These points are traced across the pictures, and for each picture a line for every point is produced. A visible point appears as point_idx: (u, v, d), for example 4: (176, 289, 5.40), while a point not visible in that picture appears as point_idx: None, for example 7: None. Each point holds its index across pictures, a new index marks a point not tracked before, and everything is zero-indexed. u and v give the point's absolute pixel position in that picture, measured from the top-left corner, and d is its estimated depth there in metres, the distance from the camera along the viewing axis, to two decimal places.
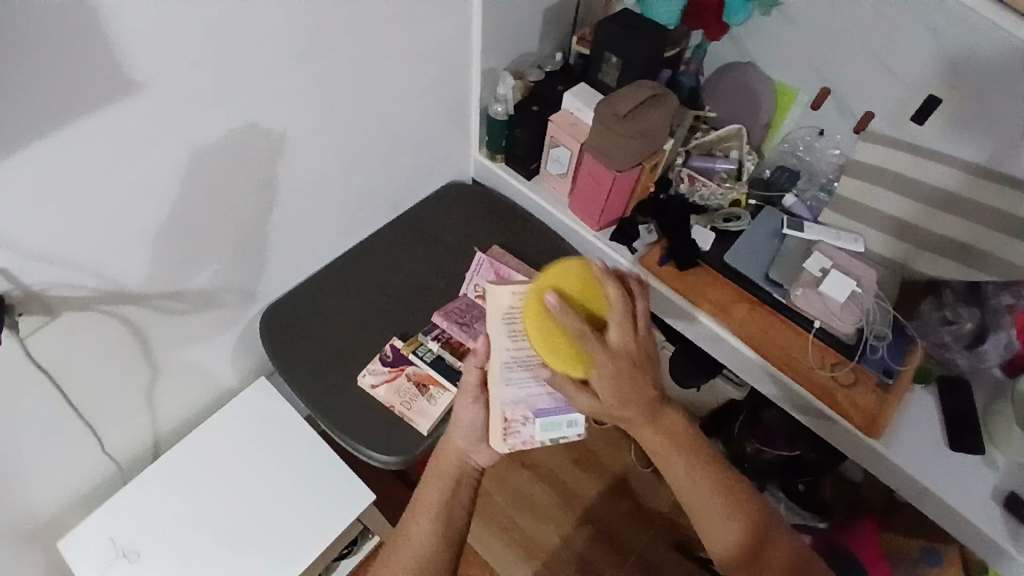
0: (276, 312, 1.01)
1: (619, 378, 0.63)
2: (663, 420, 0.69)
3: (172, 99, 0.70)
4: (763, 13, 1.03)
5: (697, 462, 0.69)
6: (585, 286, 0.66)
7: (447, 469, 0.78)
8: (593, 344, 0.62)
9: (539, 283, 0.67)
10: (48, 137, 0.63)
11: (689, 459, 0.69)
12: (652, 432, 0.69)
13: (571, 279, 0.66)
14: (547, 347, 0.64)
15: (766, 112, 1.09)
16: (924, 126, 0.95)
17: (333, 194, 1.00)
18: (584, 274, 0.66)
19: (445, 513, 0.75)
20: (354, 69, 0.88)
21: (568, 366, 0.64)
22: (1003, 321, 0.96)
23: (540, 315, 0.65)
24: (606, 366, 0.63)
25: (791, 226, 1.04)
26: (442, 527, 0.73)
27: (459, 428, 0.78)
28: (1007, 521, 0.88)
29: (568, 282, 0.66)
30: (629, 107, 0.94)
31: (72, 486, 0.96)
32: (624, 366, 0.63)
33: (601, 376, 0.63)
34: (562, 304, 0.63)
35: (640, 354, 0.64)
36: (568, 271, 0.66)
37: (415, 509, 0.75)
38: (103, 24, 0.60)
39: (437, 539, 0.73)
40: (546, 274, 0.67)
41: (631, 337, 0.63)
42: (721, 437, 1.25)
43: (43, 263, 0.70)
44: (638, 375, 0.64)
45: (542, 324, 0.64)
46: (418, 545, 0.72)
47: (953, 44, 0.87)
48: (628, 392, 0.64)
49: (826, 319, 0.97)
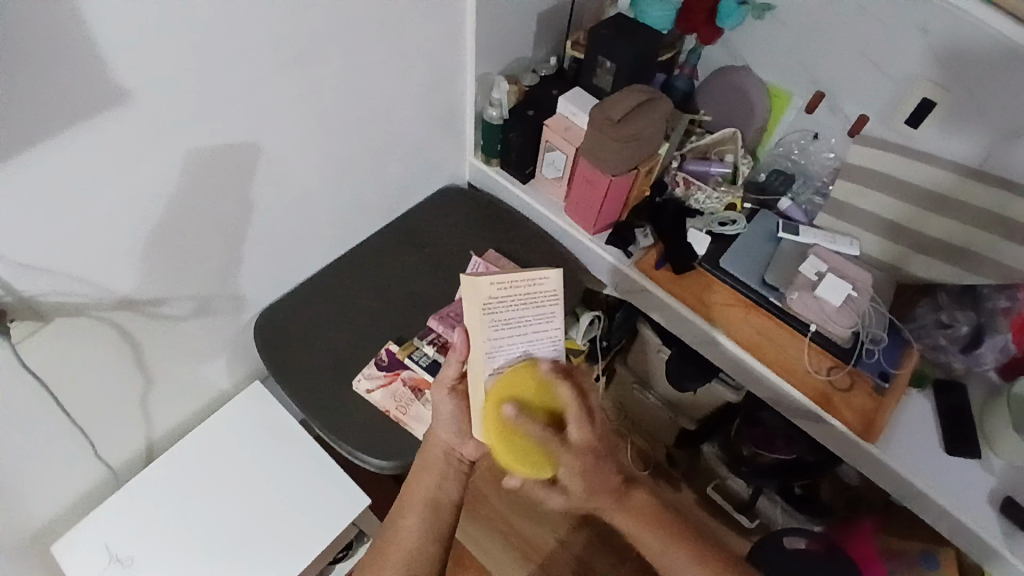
0: (271, 317, 1.01)
1: (584, 469, 0.69)
2: (630, 496, 0.79)
3: (162, 105, 0.70)
4: (756, 16, 1.03)
5: (669, 540, 0.77)
6: (538, 391, 0.65)
7: (433, 466, 0.80)
8: (558, 445, 0.66)
9: (492, 395, 0.65)
10: (38, 145, 0.63)
11: (656, 530, 0.78)
12: (622, 512, 0.78)
13: (524, 389, 0.65)
14: (513, 455, 0.66)
15: (760, 116, 1.09)
16: (919, 128, 0.95)
17: (327, 198, 1.00)
18: (535, 379, 0.65)
19: (433, 504, 0.78)
20: (345, 74, 0.88)
21: (535, 470, 0.67)
22: (998, 324, 0.94)
23: (510, 440, 0.65)
24: (572, 469, 0.68)
25: (786, 230, 1.04)
26: (431, 519, 0.77)
27: (442, 426, 0.79)
28: (1004, 524, 0.88)
29: (522, 392, 0.65)
30: (623, 112, 0.95)
31: (66, 491, 0.96)
32: (589, 459, 0.69)
33: (568, 474, 0.69)
34: (521, 417, 0.64)
35: (601, 447, 0.70)
36: (522, 375, 0.65)
37: (403, 507, 0.78)
38: (90, 32, 0.60)
39: (425, 536, 0.76)
40: (495, 384, 0.65)
41: (590, 433, 0.68)
42: (718, 441, 1.27)
43: (35, 270, 0.70)
44: (603, 462, 0.71)
45: (509, 444, 0.65)
46: (405, 545, 0.75)
47: (946, 46, 0.87)
48: (596, 483, 0.72)
49: (821, 322, 0.97)
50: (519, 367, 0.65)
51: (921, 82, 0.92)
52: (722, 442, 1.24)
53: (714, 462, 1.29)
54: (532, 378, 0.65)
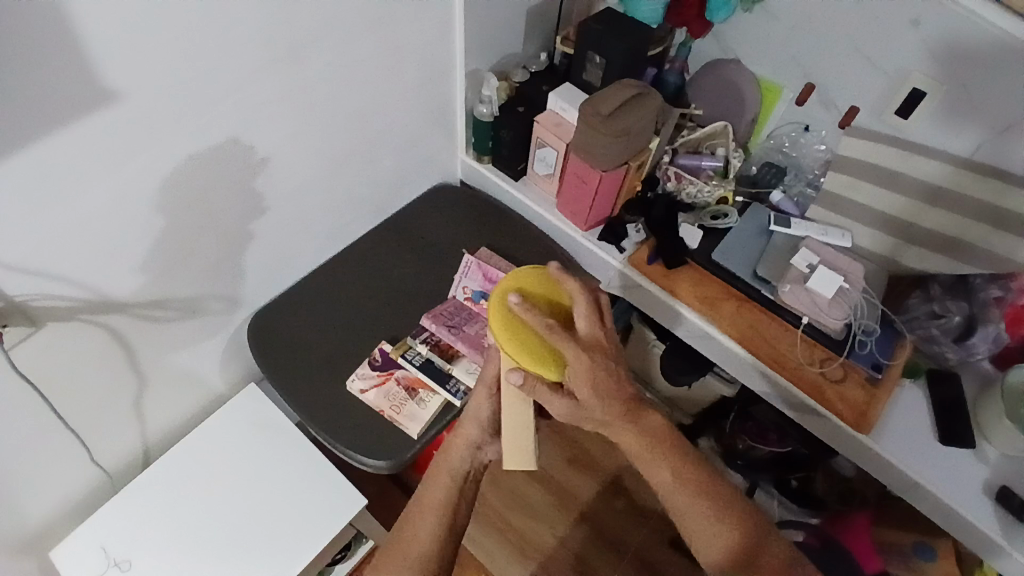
0: (264, 318, 1.01)
1: (592, 370, 0.66)
2: (641, 417, 0.73)
3: (150, 108, 0.70)
4: (745, 10, 1.03)
5: (683, 463, 0.72)
6: (545, 289, 0.72)
7: (453, 466, 0.80)
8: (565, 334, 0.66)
9: (504, 285, 0.71)
10: (28, 149, 0.63)
11: (673, 459, 0.73)
12: (632, 430, 0.72)
13: (533, 281, 0.72)
14: (513, 336, 0.67)
15: (750, 108, 1.09)
16: (909, 120, 0.95)
17: (318, 198, 1.00)
18: (542, 279, 0.72)
19: (448, 507, 0.78)
20: (335, 74, 0.88)
21: (539, 363, 0.67)
22: (991, 314, 0.95)
23: (511, 324, 0.68)
24: (578, 362, 0.66)
25: (778, 222, 1.04)
26: (448, 521, 0.77)
27: (470, 421, 0.80)
28: (998, 514, 0.89)
29: (530, 284, 0.71)
30: (611, 107, 0.94)
31: (62, 495, 0.96)
32: (595, 352, 0.67)
33: (575, 376, 0.66)
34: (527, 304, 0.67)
35: (608, 345, 0.68)
36: (530, 275, 0.72)
37: (421, 505, 0.78)
38: (76, 35, 0.60)
39: (440, 540, 0.76)
40: (509, 278, 0.72)
41: (596, 326, 0.69)
42: (713, 435, 1.27)
43: (25, 275, 0.70)
44: (609, 364, 0.68)
45: (512, 324, 0.68)
46: (419, 547, 0.75)
47: (935, 36, 0.87)
48: (601, 384, 0.67)
49: (814, 315, 0.96)
50: (530, 270, 0.73)
51: (912, 75, 0.92)
52: (717, 436, 1.25)
53: (709, 454, 1.28)
54: (541, 275, 0.72)
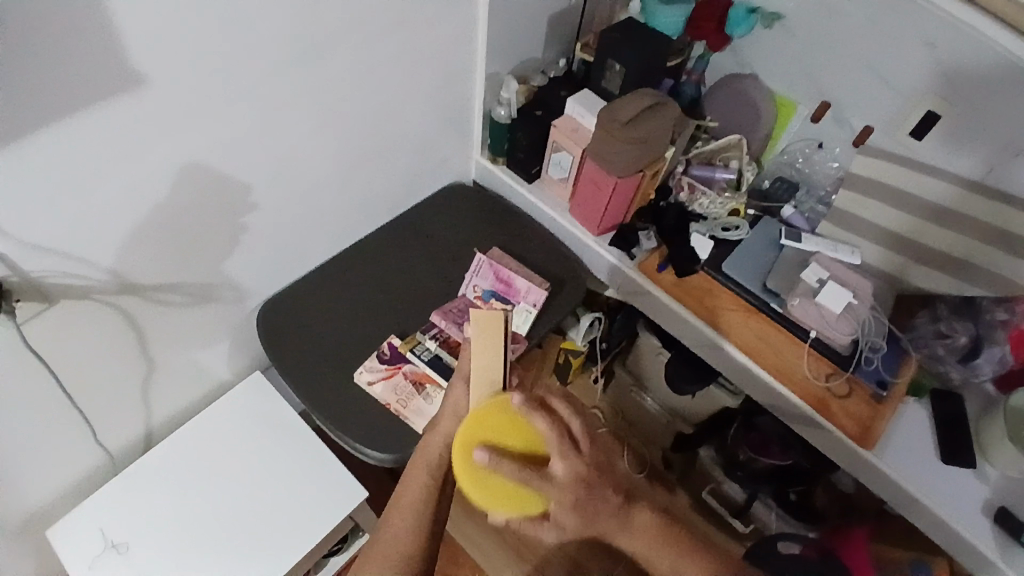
0: (274, 307, 1.02)
1: (577, 499, 0.63)
2: (632, 516, 0.70)
3: (177, 89, 0.71)
4: (765, 25, 1.05)
5: (660, 537, 0.72)
6: (510, 425, 0.63)
7: (430, 457, 0.74)
8: (539, 481, 0.62)
9: (462, 439, 0.63)
10: (55, 125, 0.64)
11: (655, 539, 0.71)
12: (626, 534, 0.70)
13: (493, 422, 0.63)
14: (496, 501, 0.61)
15: (766, 122, 1.10)
16: (923, 141, 0.97)
17: (334, 190, 1.01)
18: (504, 411, 0.63)
19: (423, 503, 0.72)
20: (360, 67, 0.89)
21: (523, 507, 0.62)
22: (996, 335, 0.96)
23: (480, 478, 0.62)
24: (561, 494, 0.62)
25: (789, 236, 1.05)
26: (422, 516, 0.72)
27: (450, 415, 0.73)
28: (996, 535, 0.89)
29: (494, 428, 0.63)
30: (630, 115, 0.96)
31: (62, 475, 0.96)
32: (576, 491, 0.63)
33: (560, 506, 0.63)
34: (495, 458, 0.61)
35: (590, 473, 0.64)
36: (492, 409, 0.63)
37: (394, 507, 0.73)
38: (112, 14, 0.61)
39: (415, 544, 0.71)
40: (466, 426, 0.63)
41: (575, 461, 0.63)
42: (714, 445, 1.25)
43: (43, 250, 0.71)
44: (593, 487, 0.64)
45: (483, 487, 0.62)
46: (392, 551, 0.70)
47: (950, 60, 0.88)
48: (587, 509, 0.65)
49: (822, 329, 0.98)
50: (490, 404, 0.63)
51: (927, 97, 0.93)
52: (718, 446, 1.24)
53: (710, 466, 1.27)
54: (502, 411, 0.63)
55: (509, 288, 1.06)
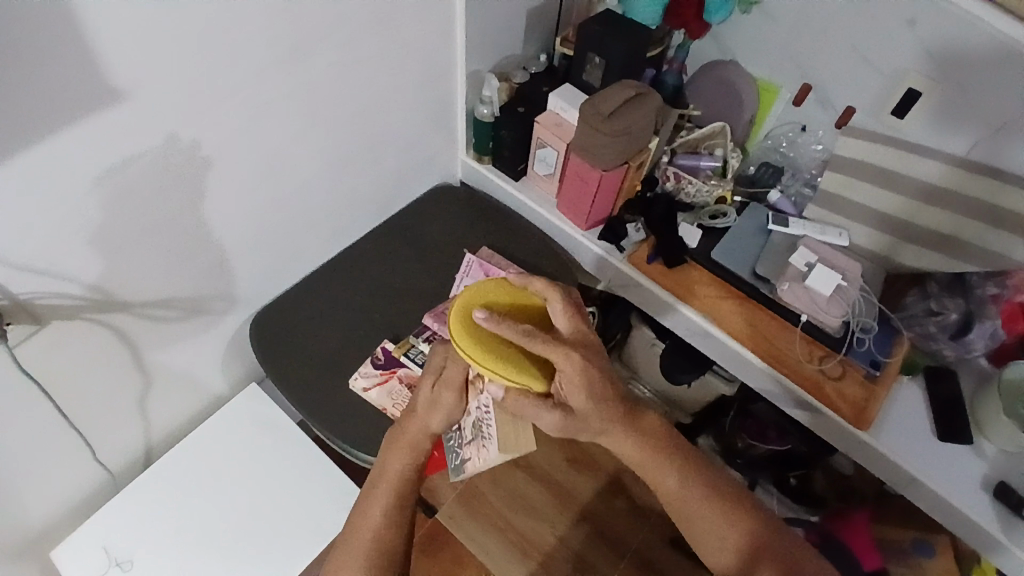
0: (267, 318, 1.02)
1: (585, 371, 0.61)
2: (637, 420, 0.70)
3: (153, 106, 0.71)
4: (744, 11, 1.04)
5: (675, 467, 0.70)
6: (509, 299, 0.67)
7: (410, 443, 0.74)
8: (549, 340, 0.61)
9: (465, 301, 0.65)
10: (34, 147, 0.64)
11: (670, 462, 0.70)
12: (628, 432, 0.69)
13: (491, 294, 0.66)
14: (501, 363, 0.60)
15: (749, 107, 1.09)
16: (906, 119, 0.96)
17: (320, 197, 1.01)
18: (502, 289, 0.68)
19: (399, 502, 0.73)
20: (338, 74, 0.88)
21: (524, 377, 0.61)
22: (988, 311, 0.96)
23: (476, 337, 0.61)
24: (570, 365, 0.61)
25: (776, 221, 1.05)
26: (396, 514, 0.72)
27: (433, 413, 0.72)
28: (996, 509, 0.89)
29: (491, 292, 0.67)
30: (612, 107, 0.95)
31: (63, 493, 0.96)
32: (585, 353, 0.62)
33: (568, 380, 0.62)
34: (495, 316, 0.60)
35: (594, 342, 0.64)
36: (490, 285, 0.67)
37: (370, 488, 0.74)
38: (83, 35, 0.61)
39: (387, 526, 0.71)
40: (467, 294, 0.66)
41: (578, 322, 0.65)
42: (712, 433, 1.29)
43: (28, 272, 0.71)
44: (595, 355, 0.63)
45: (481, 340, 0.61)
46: (366, 531, 0.71)
47: (929, 37, 0.88)
48: (595, 386, 0.63)
49: (812, 312, 0.97)
50: (486, 281, 0.68)
51: (909, 75, 0.93)
52: (717, 434, 1.27)
53: (709, 454, 1.30)
54: (500, 288, 0.67)
55: None
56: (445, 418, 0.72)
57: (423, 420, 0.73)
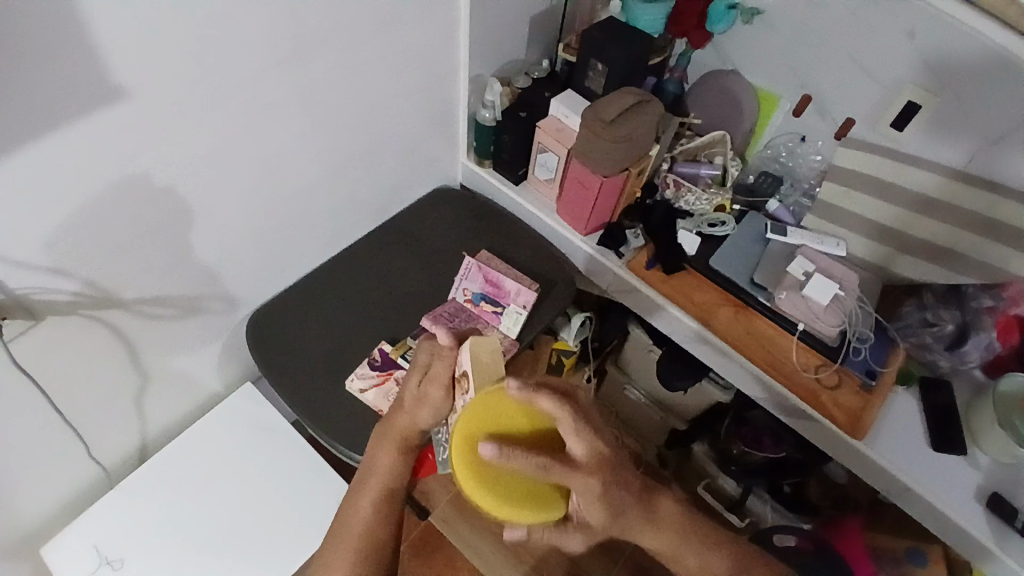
0: (264, 317, 1.01)
1: (601, 493, 0.60)
2: (657, 511, 0.71)
3: (156, 103, 0.70)
4: (745, 21, 1.05)
5: (704, 546, 0.74)
6: (515, 412, 0.61)
7: (399, 437, 0.75)
8: (563, 467, 0.58)
9: (467, 430, 0.60)
10: (34, 142, 0.63)
11: (694, 544, 0.73)
12: (648, 527, 0.70)
13: (497, 413, 0.60)
14: (519, 508, 0.57)
15: (748, 118, 1.11)
16: (905, 131, 0.97)
17: (320, 197, 1.01)
18: (506, 402, 0.61)
19: (388, 497, 0.74)
20: (341, 75, 0.89)
21: (545, 513, 0.58)
22: (984, 322, 0.97)
23: (487, 480, 0.58)
24: (587, 491, 0.59)
25: (775, 230, 1.06)
26: (386, 509, 0.73)
27: (422, 408, 0.72)
28: (989, 519, 0.90)
29: (496, 416, 0.60)
30: (614, 113, 0.95)
31: (55, 492, 0.95)
32: (602, 478, 0.60)
33: (586, 501, 0.60)
34: (506, 451, 0.56)
35: (610, 455, 0.61)
36: (493, 399, 0.61)
37: (359, 483, 0.75)
38: (87, 31, 0.61)
39: (376, 518, 0.73)
40: (466, 418, 0.60)
41: (594, 440, 0.60)
42: (707, 440, 1.27)
43: (26, 268, 0.70)
44: (612, 474, 0.61)
45: (493, 488, 0.57)
46: (355, 525, 0.72)
47: (928, 50, 0.89)
48: (613, 501, 0.62)
49: (809, 321, 0.98)
50: (484, 398, 0.61)
51: (907, 88, 0.94)
52: (712, 441, 1.26)
53: (704, 461, 1.30)
54: (505, 401, 0.61)
55: (498, 290, 1.06)
56: (433, 414, 0.72)
57: (411, 416, 0.73)
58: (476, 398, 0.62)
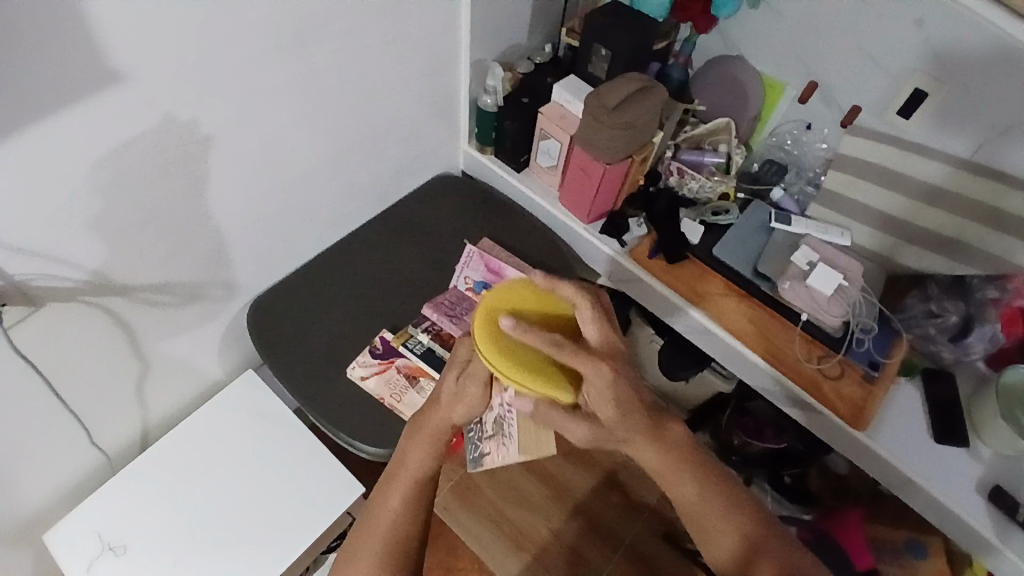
0: (264, 304, 1.01)
1: (614, 386, 0.60)
2: (663, 433, 0.68)
3: (152, 89, 0.69)
4: (751, 6, 1.03)
5: (706, 480, 0.69)
6: (537, 298, 0.66)
7: (430, 431, 0.72)
8: (577, 347, 0.59)
9: (490, 302, 0.65)
10: (30, 128, 0.63)
11: (700, 476, 0.69)
12: (652, 442, 0.67)
13: (519, 296, 0.65)
14: (528, 376, 0.59)
15: (754, 105, 1.09)
16: (912, 120, 0.95)
17: (320, 184, 1.00)
18: (528, 290, 0.66)
19: (416, 492, 0.72)
20: (340, 60, 0.87)
21: (552, 387, 0.60)
22: (988, 314, 0.96)
23: (505, 350, 0.60)
24: (599, 378, 0.60)
25: (779, 219, 1.05)
26: (413, 506, 0.72)
27: (457, 404, 0.70)
28: (989, 512, 0.90)
29: (517, 296, 0.65)
30: (617, 100, 0.94)
31: (58, 476, 0.96)
32: (615, 370, 0.60)
33: (597, 395, 0.61)
34: (521, 325, 0.58)
35: (623, 350, 0.63)
36: (517, 291, 0.66)
37: (390, 478, 0.73)
38: (81, 15, 0.60)
39: (403, 517, 0.72)
40: (492, 294, 0.66)
41: (607, 329, 0.62)
42: (709, 430, 1.27)
43: (24, 254, 0.70)
44: (626, 371, 0.61)
45: (505, 348, 0.60)
46: (382, 525, 0.71)
47: (939, 37, 0.87)
48: (624, 402, 0.62)
49: (813, 311, 0.97)
50: (517, 284, 0.67)
51: (915, 76, 0.92)
52: (714, 431, 1.25)
53: (705, 450, 1.28)
54: (527, 287, 0.66)
55: (500, 279, 1.06)
56: (469, 410, 0.70)
57: (447, 409, 0.70)
58: (505, 283, 0.67)
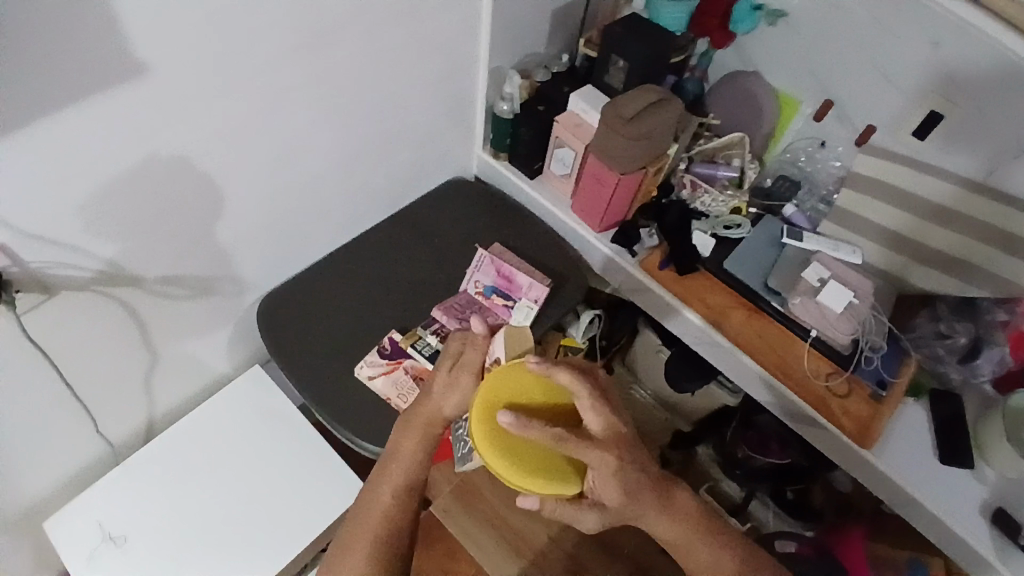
0: (275, 301, 1.01)
1: (617, 476, 0.63)
2: (673, 501, 0.70)
3: (175, 81, 0.70)
4: (769, 23, 1.05)
5: (714, 542, 0.71)
6: (530, 386, 0.64)
7: (420, 431, 0.73)
8: (583, 441, 0.61)
9: (486, 399, 0.63)
10: (55, 115, 0.63)
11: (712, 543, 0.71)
12: (664, 515, 0.69)
13: (515, 388, 0.64)
14: (533, 478, 0.60)
15: (768, 121, 1.10)
16: (926, 141, 0.97)
17: (335, 183, 1.00)
18: (521, 377, 0.65)
19: (408, 483, 0.73)
20: (360, 60, 0.88)
21: (558, 487, 0.61)
22: (996, 336, 0.96)
23: (501, 445, 0.61)
24: (601, 464, 0.61)
25: (791, 235, 1.05)
26: (406, 497, 0.72)
27: (449, 391, 0.73)
28: (993, 534, 0.90)
29: (518, 383, 0.64)
30: (633, 111, 0.95)
31: (62, 465, 0.96)
32: (616, 455, 0.62)
33: (602, 485, 0.63)
34: (522, 420, 0.59)
35: (625, 434, 0.64)
36: (510, 373, 0.65)
37: (380, 474, 0.74)
38: (110, 6, 0.60)
39: (397, 507, 0.72)
40: (485, 387, 0.64)
41: (608, 413, 0.63)
42: (712, 442, 1.29)
43: (42, 240, 0.70)
44: (630, 452, 0.64)
45: (507, 454, 0.61)
46: (375, 515, 0.71)
47: (955, 59, 0.88)
48: (630, 487, 0.64)
49: (822, 328, 0.98)
50: (508, 367, 0.66)
51: (930, 97, 0.93)
52: (719, 444, 1.26)
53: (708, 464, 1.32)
54: (527, 376, 0.65)
55: (510, 284, 1.06)
56: (460, 401, 0.72)
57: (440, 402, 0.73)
58: (498, 367, 0.66)
